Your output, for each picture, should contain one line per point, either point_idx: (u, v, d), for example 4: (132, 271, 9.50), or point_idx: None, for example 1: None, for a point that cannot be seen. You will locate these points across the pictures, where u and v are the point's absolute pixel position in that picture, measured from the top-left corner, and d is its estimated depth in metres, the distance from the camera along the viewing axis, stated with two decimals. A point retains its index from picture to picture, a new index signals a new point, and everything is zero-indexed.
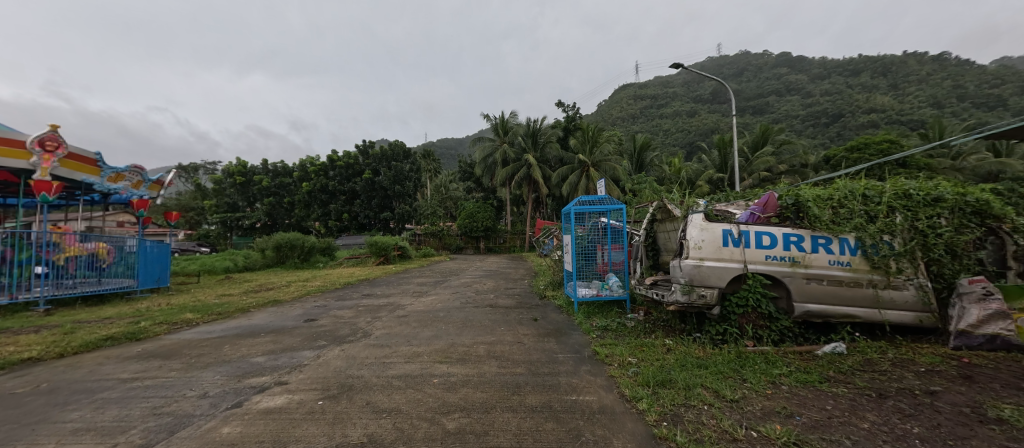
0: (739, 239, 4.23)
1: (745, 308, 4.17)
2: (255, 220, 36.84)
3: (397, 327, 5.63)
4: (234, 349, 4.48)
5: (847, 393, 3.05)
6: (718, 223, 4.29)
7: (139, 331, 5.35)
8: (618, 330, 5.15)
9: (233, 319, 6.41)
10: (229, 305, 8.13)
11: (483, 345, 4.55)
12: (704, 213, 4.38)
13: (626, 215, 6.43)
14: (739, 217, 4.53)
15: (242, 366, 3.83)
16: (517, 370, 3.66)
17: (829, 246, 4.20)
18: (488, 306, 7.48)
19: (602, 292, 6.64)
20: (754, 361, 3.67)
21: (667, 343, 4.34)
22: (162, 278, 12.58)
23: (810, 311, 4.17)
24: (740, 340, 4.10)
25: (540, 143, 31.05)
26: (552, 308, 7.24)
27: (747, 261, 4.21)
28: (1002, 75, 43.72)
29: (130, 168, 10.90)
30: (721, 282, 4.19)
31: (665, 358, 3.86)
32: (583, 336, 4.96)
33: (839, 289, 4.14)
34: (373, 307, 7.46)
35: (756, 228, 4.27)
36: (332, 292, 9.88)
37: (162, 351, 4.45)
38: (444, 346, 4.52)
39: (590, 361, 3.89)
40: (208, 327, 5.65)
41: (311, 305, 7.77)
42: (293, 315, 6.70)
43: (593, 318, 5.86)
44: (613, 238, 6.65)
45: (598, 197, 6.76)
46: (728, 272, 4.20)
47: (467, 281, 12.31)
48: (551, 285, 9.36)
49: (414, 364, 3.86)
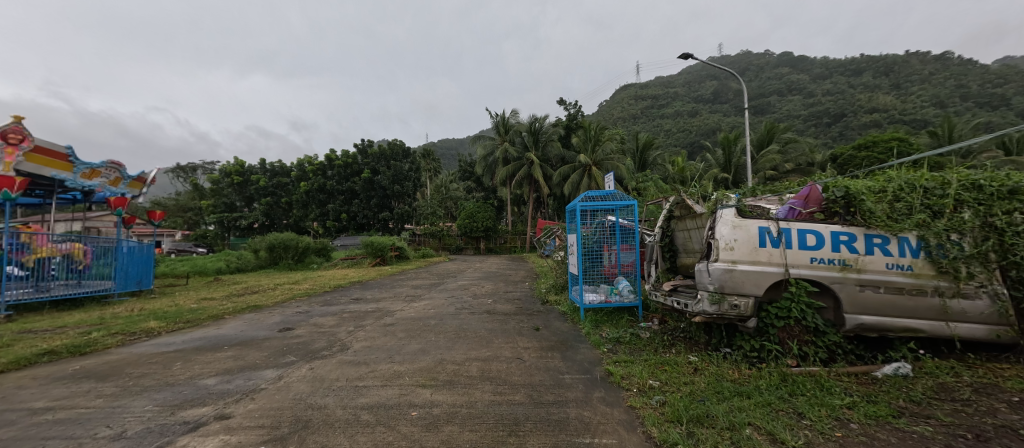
0: (779, 238, 3.57)
1: (786, 320, 3.51)
2: (253, 220, 36.30)
3: (380, 338, 4.96)
4: (185, 368, 3.83)
5: (935, 434, 2.40)
6: (753, 220, 3.62)
7: (88, 343, 4.72)
8: (632, 343, 4.50)
9: (200, 328, 5.75)
10: (203, 311, 7.45)
11: (476, 362, 3.90)
12: (737, 208, 3.70)
13: (637, 211, 5.83)
14: (777, 213, 3.88)
15: (186, 392, 3.17)
16: (516, 398, 3.00)
17: (884, 247, 3.54)
18: (486, 312, 6.81)
19: (610, 299, 5.98)
20: (805, 388, 3.01)
21: (692, 362, 3.70)
22: (144, 280, 11.83)
23: (864, 324, 3.51)
24: (781, 359, 3.43)
25: (541, 141, 30.38)
26: (555, 315, 6.59)
27: (789, 265, 3.54)
28: (1006, 74, 42.97)
29: (107, 164, 10.28)
30: (758, 290, 3.53)
31: (694, 381, 3.21)
32: (592, 349, 4.30)
33: (898, 299, 3.49)
34: (360, 313, 6.80)
35: (798, 225, 3.61)
36: (320, 296, 9.20)
37: (102, 370, 3.81)
38: (430, 363, 3.86)
39: (604, 386, 3.22)
40: (168, 339, 4.99)
41: (292, 311, 7.10)
42: (268, 323, 6.04)
43: (602, 328, 5.21)
44: (623, 238, 6.02)
45: (606, 193, 6.11)
46: (767, 279, 3.53)
47: (465, 283, 11.61)
48: (554, 288, 8.67)
49: (392, 388, 3.21)
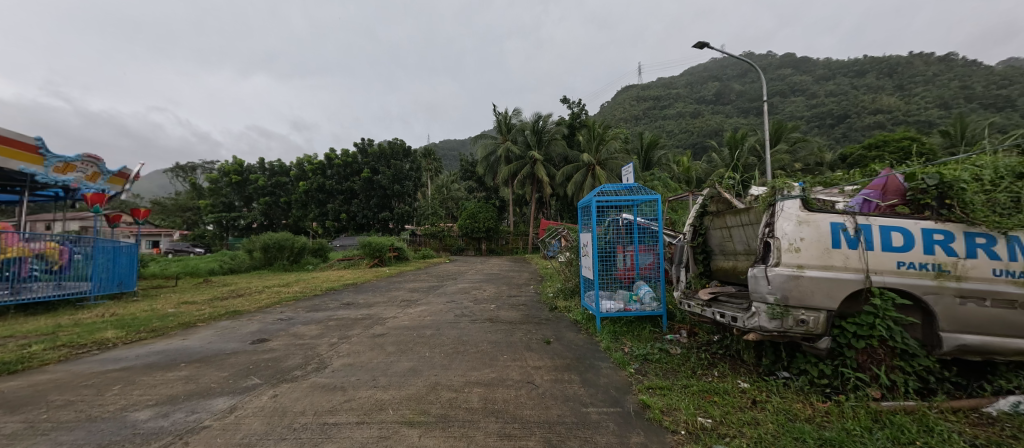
0: (857, 237, 2.86)
1: (868, 340, 2.78)
2: (251, 220, 35.71)
3: (365, 354, 4.22)
4: (121, 395, 3.12)
5: None
6: (823, 214, 2.91)
7: (21, 359, 4.00)
8: (662, 361, 3.80)
9: (164, 339, 5.06)
10: (178, 317, 6.76)
11: (477, 388, 3.19)
12: (803, 199, 2.96)
13: (661, 207, 5.15)
14: (850, 205, 3.13)
15: (101, 434, 2.46)
16: (528, 444, 2.29)
17: (988, 248, 2.81)
18: (487, 320, 6.06)
19: (630, 307, 5.25)
20: (910, 432, 2.28)
21: (745, 389, 2.99)
22: (126, 281, 11.03)
23: (966, 346, 2.77)
24: (865, 391, 2.71)
25: (544, 141, 29.61)
26: (567, 324, 5.86)
27: (872, 270, 2.81)
28: (1011, 75, 42.17)
29: (83, 158, 9.60)
30: (832, 302, 2.81)
31: (760, 421, 2.49)
32: (616, 370, 3.59)
33: (1010, 314, 2.76)
34: (347, 321, 6.06)
35: (881, 221, 2.90)
36: (310, 300, 8.47)
37: (20, 397, 3.10)
38: (421, 390, 3.15)
39: (640, 425, 2.53)
40: (119, 355, 4.29)
41: (273, 318, 6.37)
42: (242, 333, 5.32)
43: (623, 343, 4.52)
44: (642, 238, 5.31)
45: (623, 187, 5.40)
46: (843, 289, 2.81)
47: (465, 286, 10.87)
48: (562, 293, 7.91)
49: (368, 428, 2.49)
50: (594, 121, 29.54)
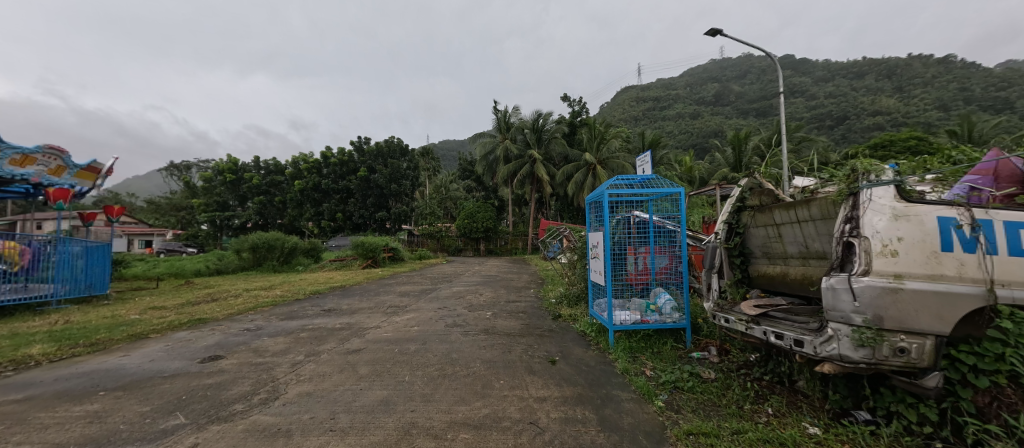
0: (976, 237, 2.12)
1: (993, 377, 2.03)
2: (245, 220, 34.77)
3: (331, 378, 3.47)
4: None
5: None
6: (927, 206, 2.17)
7: None
8: (697, 391, 3.05)
9: (101, 356, 4.30)
10: (135, 326, 6.00)
11: (464, 432, 2.44)
12: (898, 186, 2.23)
13: (685, 202, 4.38)
14: (954, 195, 2.40)
15: None
16: None
17: None
18: (482, 332, 5.29)
19: (648, 318, 4.48)
20: None
21: (821, 441, 2.25)
22: (96, 283, 10.02)
23: None
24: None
25: (543, 139, 28.84)
26: (573, 336, 5.11)
27: (995, 281, 2.08)
28: (1011, 77, 40.98)
29: (44, 150, 8.82)
30: (943, 326, 2.08)
31: None
32: (642, 405, 2.84)
33: None
34: (321, 333, 5.28)
35: (1005, 216, 2.16)
36: (288, 306, 7.66)
37: None
38: (389, 436, 2.39)
39: None
40: (30, 379, 3.53)
41: (238, 328, 5.60)
42: (195, 349, 4.55)
43: (642, 363, 3.78)
44: (660, 239, 4.58)
45: (641, 178, 4.65)
46: (958, 307, 2.07)
47: (461, 289, 10.15)
48: (566, 300, 7.14)
49: None
50: (595, 120, 28.79)
